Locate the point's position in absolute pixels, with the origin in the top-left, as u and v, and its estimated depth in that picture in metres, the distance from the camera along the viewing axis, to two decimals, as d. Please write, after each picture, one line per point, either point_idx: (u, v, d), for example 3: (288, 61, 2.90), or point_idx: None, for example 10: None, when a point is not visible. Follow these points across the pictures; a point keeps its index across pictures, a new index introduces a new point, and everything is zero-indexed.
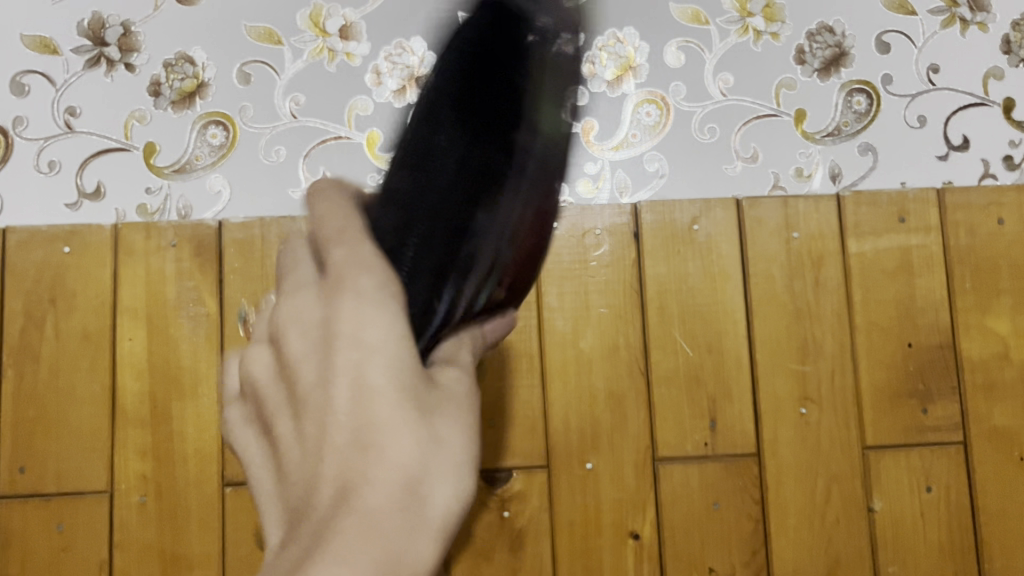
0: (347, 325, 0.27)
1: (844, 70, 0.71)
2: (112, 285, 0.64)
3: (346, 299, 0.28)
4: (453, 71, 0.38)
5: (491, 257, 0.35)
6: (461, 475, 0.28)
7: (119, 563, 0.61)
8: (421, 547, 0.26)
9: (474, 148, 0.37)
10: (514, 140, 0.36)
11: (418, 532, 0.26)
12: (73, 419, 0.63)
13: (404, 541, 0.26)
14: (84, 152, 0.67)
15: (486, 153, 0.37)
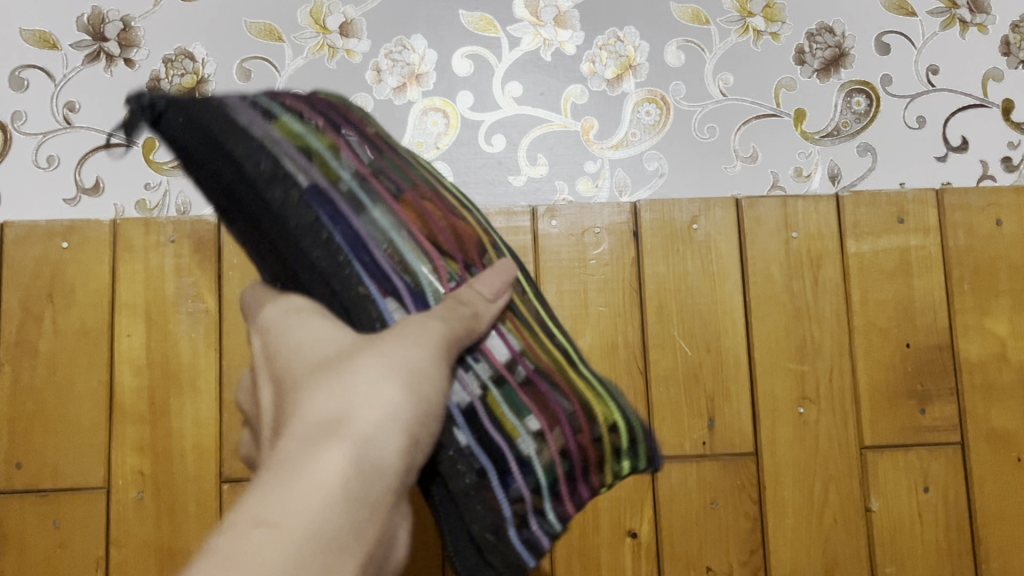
0: (288, 346, 0.34)
1: (844, 70, 0.71)
2: (110, 281, 0.64)
3: (291, 333, 0.34)
4: (224, 175, 0.36)
5: (339, 241, 0.35)
6: (390, 397, 0.30)
7: (116, 560, 0.61)
8: (339, 460, 0.28)
9: (244, 172, 0.36)
10: (252, 151, 0.36)
11: (325, 447, 0.28)
12: (71, 414, 0.63)
13: (309, 461, 0.27)
14: (83, 147, 0.67)
15: (277, 157, 0.36)
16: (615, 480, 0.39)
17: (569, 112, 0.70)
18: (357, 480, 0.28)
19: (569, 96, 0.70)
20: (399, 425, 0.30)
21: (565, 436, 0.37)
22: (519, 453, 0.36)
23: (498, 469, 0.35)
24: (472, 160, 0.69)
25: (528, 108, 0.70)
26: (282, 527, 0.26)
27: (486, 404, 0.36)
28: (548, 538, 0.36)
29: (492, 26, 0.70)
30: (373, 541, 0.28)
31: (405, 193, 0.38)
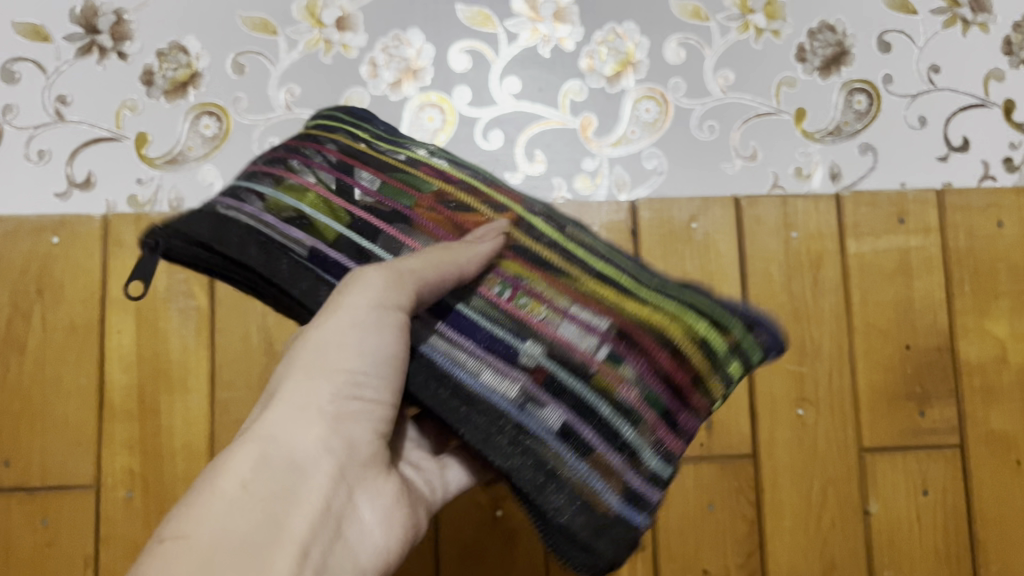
0: None
1: (845, 68, 0.71)
2: (100, 277, 0.63)
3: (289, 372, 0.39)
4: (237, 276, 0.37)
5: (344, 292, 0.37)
6: (299, 397, 0.35)
7: (104, 560, 0.60)
8: (247, 464, 0.33)
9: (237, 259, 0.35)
10: (241, 237, 0.36)
11: (235, 455, 0.33)
12: (59, 412, 0.62)
13: (220, 472, 0.33)
14: (74, 141, 0.66)
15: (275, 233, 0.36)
16: (728, 384, 0.39)
17: (566, 108, 0.69)
18: (266, 476, 0.33)
19: (567, 93, 0.69)
20: (312, 417, 0.34)
21: (640, 388, 0.38)
22: (599, 425, 0.37)
23: (588, 448, 0.37)
24: (469, 156, 0.68)
25: (526, 105, 0.69)
26: (188, 539, 0.31)
27: (549, 387, 0.37)
28: (655, 484, 0.38)
29: (490, 21, 0.69)
30: (298, 523, 0.32)
31: (407, 216, 0.39)
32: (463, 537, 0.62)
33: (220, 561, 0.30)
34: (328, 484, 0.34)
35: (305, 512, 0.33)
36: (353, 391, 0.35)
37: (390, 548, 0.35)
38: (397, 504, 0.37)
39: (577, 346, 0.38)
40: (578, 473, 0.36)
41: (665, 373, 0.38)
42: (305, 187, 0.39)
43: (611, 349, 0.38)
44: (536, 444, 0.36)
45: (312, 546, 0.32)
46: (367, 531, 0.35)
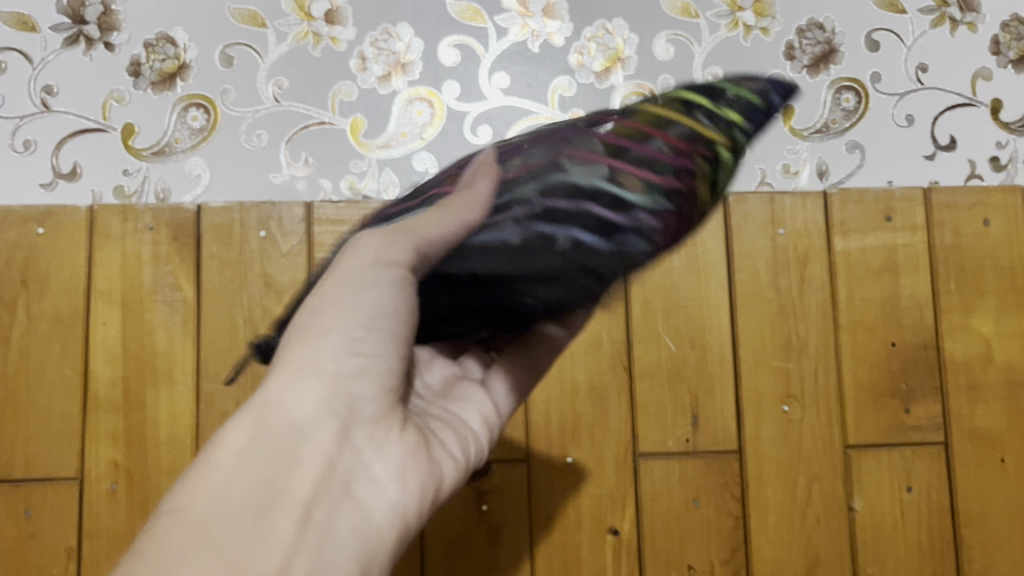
0: None
1: (834, 66, 0.71)
2: (86, 268, 0.63)
3: None
4: None
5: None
6: (302, 358, 0.33)
7: (88, 552, 0.60)
8: (244, 433, 0.32)
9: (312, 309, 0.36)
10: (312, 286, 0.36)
11: (232, 426, 0.32)
12: (44, 402, 0.61)
13: (218, 444, 0.32)
14: (60, 131, 0.66)
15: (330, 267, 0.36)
16: (727, 130, 0.35)
17: (555, 104, 0.69)
18: (263, 443, 0.32)
19: (555, 88, 0.69)
20: (311, 379, 0.33)
21: (645, 166, 0.33)
22: (613, 208, 0.32)
23: (602, 231, 0.32)
24: (457, 151, 0.68)
25: (514, 100, 0.69)
26: (182, 512, 0.30)
27: (544, 193, 0.32)
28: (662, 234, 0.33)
29: (480, 16, 0.70)
30: (299, 485, 0.31)
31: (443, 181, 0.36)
32: (448, 530, 0.62)
33: (216, 531, 0.30)
34: (332, 445, 0.32)
35: (308, 475, 0.32)
36: (353, 346, 0.33)
37: (407, 503, 0.34)
38: (413, 456, 0.35)
39: (562, 151, 0.33)
40: (568, 242, 0.32)
41: (650, 135, 0.34)
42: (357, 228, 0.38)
43: (600, 140, 0.34)
44: (508, 230, 0.32)
45: (315, 508, 0.31)
46: (380, 487, 0.34)
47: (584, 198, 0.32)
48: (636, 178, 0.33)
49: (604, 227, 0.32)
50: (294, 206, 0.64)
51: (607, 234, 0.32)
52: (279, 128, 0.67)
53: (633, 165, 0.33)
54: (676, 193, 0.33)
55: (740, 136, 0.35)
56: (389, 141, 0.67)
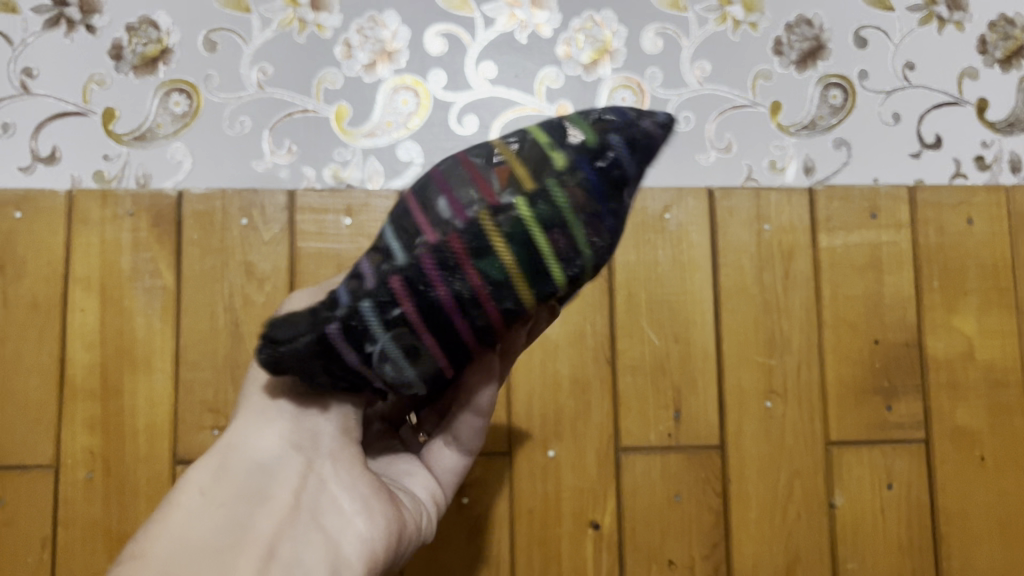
0: None
1: (822, 63, 0.71)
2: (64, 253, 0.62)
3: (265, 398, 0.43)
4: None
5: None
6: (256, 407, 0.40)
7: (62, 541, 0.59)
8: (210, 474, 0.38)
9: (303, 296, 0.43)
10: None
11: (199, 470, 0.38)
12: (20, 388, 0.60)
13: (186, 485, 0.38)
14: (40, 114, 0.65)
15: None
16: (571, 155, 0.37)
17: (542, 95, 0.69)
18: (229, 483, 0.38)
19: (542, 80, 0.69)
20: (271, 423, 0.39)
21: (449, 211, 0.36)
22: (402, 250, 0.36)
23: (388, 268, 0.36)
24: (442, 141, 0.67)
25: (500, 90, 0.68)
26: (159, 538, 0.35)
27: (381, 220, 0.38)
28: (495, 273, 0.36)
29: (467, 5, 0.69)
30: (264, 523, 0.37)
31: None
32: None
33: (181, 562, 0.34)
34: (297, 480, 0.39)
35: (271, 513, 0.37)
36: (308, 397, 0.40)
37: (374, 534, 0.39)
38: (375, 494, 0.41)
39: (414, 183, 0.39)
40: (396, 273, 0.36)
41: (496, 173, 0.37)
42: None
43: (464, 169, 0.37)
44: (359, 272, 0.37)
45: (278, 541, 0.37)
46: (348, 520, 0.39)
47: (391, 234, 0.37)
48: (437, 225, 0.36)
49: (385, 277, 0.36)
50: (277, 194, 0.63)
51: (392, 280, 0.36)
52: (262, 115, 0.66)
53: (442, 203, 0.36)
54: (471, 248, 0.36)
55: (565, 198, 0.36)
56: (374, 129, 0.67)
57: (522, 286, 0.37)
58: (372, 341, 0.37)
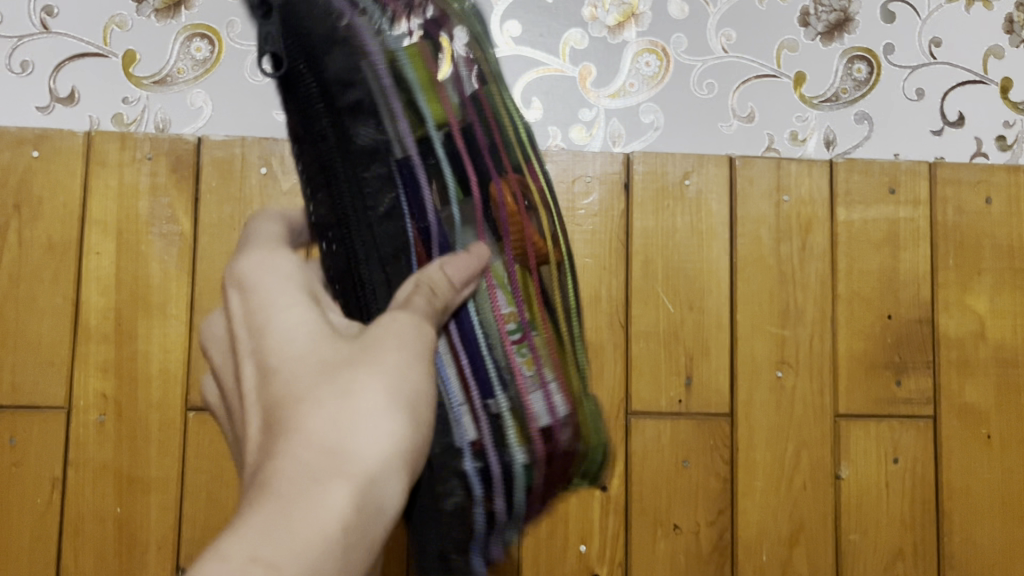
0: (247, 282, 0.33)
1: (848, 36, 0.70)
2: (81, 195, 0.61)
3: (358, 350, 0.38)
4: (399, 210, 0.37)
5: (409, 227, 0.38)
6: (401, 376, 0.30)
7: (73, 482, 0.59)
8: (312, 455, 0.28)
9: (333, 104, 0.37)
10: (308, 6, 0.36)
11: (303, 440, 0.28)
12: (33, 329, 0.60)
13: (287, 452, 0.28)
14: (59, 55, 0.64)
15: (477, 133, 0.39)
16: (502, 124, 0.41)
17: (567, 56, 0.68)
18: (340, 485, 0.27)
19: (567, 41, 0.68)
20: (388, 414, 0.29)
21: (558, 409, 0.40)
22: (524, 423, 0.38)
23: (545, 419, 0.39)
24: None
25: (525, 50, 0.68)
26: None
27: (478, 324, 0.39)
28: (518, 469, 0.37)
29: None
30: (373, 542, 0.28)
31: (418, 83, 0.38)
32: None
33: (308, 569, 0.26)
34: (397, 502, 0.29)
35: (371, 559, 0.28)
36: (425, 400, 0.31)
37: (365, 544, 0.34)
38: None
39: (532, 339, 0.40)
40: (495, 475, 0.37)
41: (564, 398, 0.40)
42: (487, 35, 0.43)
43: (529, 397, 0.39)
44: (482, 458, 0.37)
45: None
46: None
47: (502, 400, 0.38)
48: (489, 427, 0.37)
49: (498, 474, 0.37)
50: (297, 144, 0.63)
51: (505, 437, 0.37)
52: None
53: (557, 392, 0.40)
54: (538, 438, 0.38)
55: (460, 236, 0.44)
56: None
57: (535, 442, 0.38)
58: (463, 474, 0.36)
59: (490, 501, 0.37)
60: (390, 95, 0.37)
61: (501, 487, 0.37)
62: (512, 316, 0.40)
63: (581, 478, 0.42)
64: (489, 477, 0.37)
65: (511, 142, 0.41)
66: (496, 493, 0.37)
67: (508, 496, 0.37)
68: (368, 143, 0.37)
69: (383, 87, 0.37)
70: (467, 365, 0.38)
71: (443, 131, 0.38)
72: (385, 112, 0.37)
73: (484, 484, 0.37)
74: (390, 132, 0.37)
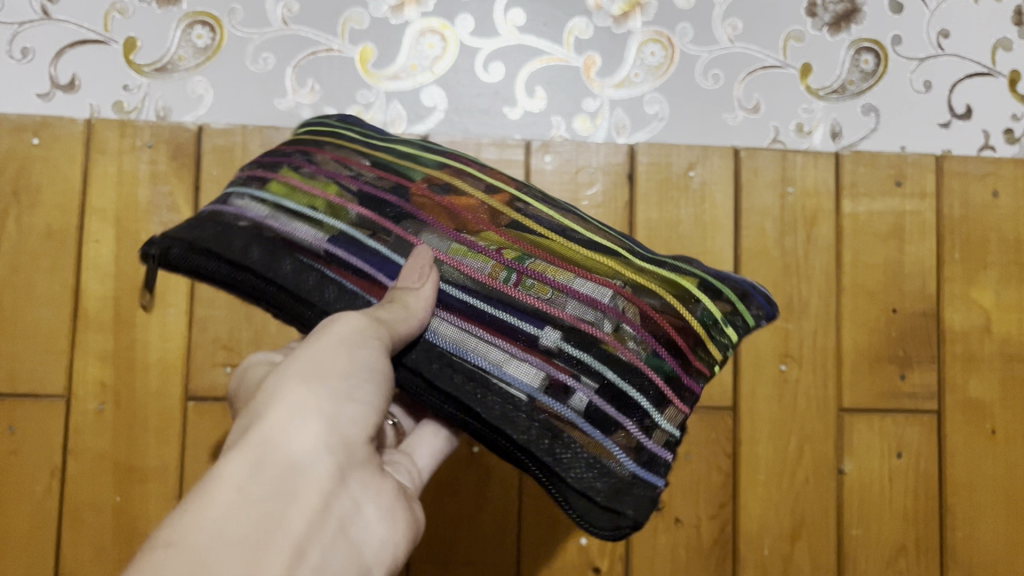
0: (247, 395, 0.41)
1: (856, 26, 0.69)
2: (81, 182, 0.61)
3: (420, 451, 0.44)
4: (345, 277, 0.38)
5: (351, 287, 0.38)
6: (321, 375, 0.34)
7: (72, 471, 0.59)
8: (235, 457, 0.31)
9: (228, 256, 0.38)
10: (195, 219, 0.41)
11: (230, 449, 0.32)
12: (33, 317, 0.60)
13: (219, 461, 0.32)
14: (59, 41, 0.64)
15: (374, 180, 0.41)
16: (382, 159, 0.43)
17: (571, 46, 0.67)
18: (254, 474, 0.31)
19: (572, 30, 0.67)
20: (303, 412, 0.32)
21: (599, 296, 0.39)
22: (592, 343, 0.38)
23: (606, 323, 0.38)
24: (468, 89, 0.66)
25: (529, 39, 0.67)
26: (179, 546, 0.28)
27: (463, 294, 0.38)
28: (609, 380, 0.38)
29: None
30: (293, 523, 0.30)
31: (307, 186, 0.41)
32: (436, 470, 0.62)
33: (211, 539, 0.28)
34: (328, 484, 0.32)
35: (308, 510, 0.31)
36: (351, 391, 0.34)
37: (394, 541, 0.34)
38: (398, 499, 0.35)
39: (535, 256, 0.40)
40: (580, 419, 0.37)
41: (601, 283, 0.39)
42: (343, 121, 0.47)
43: (571, 318, 0.38)
44: (558, 420, 0.37)
45: (311, 546, 0.30)
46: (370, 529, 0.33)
47: (547, 342, 0.38)
48: (557, 381, 0.37)
49: (597, 400, 0.38)
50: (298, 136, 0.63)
51: (583, 375, 0.38)
52: (287, 53, 0.65)
53: (592, 279, 0.39)
54: (604, 343, 0.38)
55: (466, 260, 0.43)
56: (399, 72, 0.66)
57: (610, 348, 0.38)
58: (569, 429, 0.37)
59: (620, 433, 0.38)
60: (279, 213, 0.40)
61: (610, 403, 0.38)
62: (498, 267, 0.39)
63: (711, 320, 0.41)
64: (593, 405, 0.37)
65: (407, 165, 0.43)
66: (609, 409, 0.38)
67: (624, 406, 0.38)
68: (292, 254, 0.38)
69: (273, 212, 0.40)
70: (491, 346, 0.37)
71: (350, 202, 0.40)
72: (287, 226, 0.39)
73: (594, 420, 0.37)
74: (301, 227, 0.39)
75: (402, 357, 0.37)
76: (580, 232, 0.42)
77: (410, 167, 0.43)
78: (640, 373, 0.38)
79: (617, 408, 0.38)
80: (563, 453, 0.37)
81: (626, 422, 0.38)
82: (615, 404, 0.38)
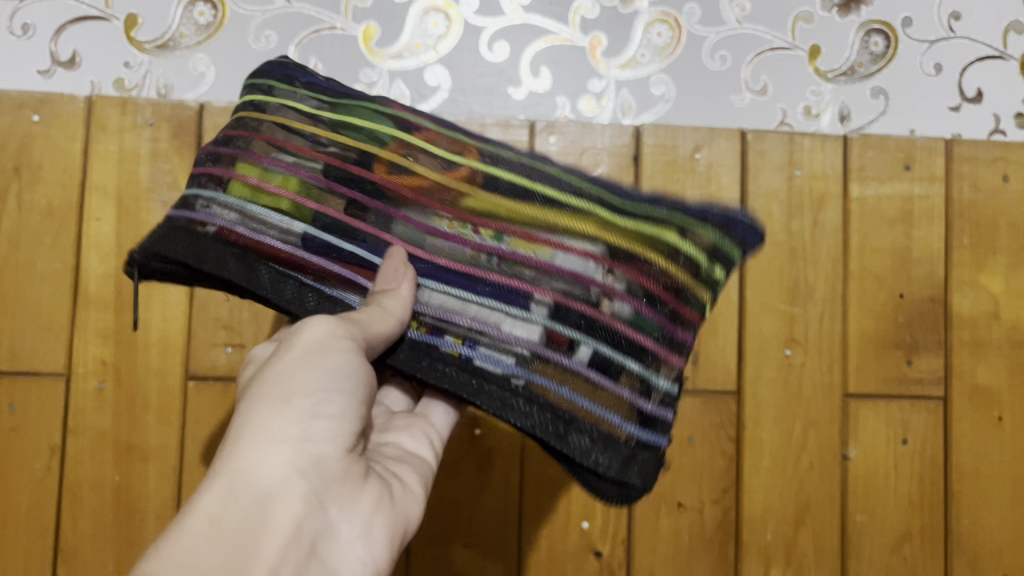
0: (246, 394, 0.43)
1: (865, 8, 0.69)
2: (81, 160, 0.61)
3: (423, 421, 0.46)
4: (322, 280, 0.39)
5: (329, 289, 0.39)
6: (289, 399, 0.35)
7: (71, 449, 0.59)
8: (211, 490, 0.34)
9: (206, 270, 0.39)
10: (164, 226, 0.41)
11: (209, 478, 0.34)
12: (33, 295, 0.60)
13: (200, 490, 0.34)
14: (60, 17, 0.63)
15: (334, 167, 0.41)
16: (336, 134, 0.42)
17: (577, 25, 0.67)
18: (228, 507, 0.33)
19: (578, 9, 0.67)
20: (272, 441, 0.34)
21: (578, 265, 0.40)
22: (577, 313, 0.39)
23: (590, 295, 0.39)
24: (472, 68, 0.66)
25: (535, 18, 0.66)
26: None
27: (446, 287, 0.39)
28: (599, 351, 0.39)
29: None
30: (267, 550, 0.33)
31: (270, 186, 0.41)
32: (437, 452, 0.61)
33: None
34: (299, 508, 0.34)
35: (279, 536, 0.33)
36: (318, 411, 0.35)
37: (376, 556, 0.36)
38: (378, 507, 0.37)
39: (509, 232, 0.40)
40: (574, 393, 0.38)
41: (578, 253, 0.40)
42: (275, 77, 0.45)
43: (552, 295, 0.39)
44: (551, 398, 0.38)
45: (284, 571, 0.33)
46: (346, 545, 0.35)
47: (533, 321, 0.39)
48: (549, 358, 0.38)
49: (592, 368, 0.39)
50: None
51: (574, 347, 0.39)
52: (290, 31, 0.64)
53: (572, 251, 0.40)
54: (586, 317, 0.39)
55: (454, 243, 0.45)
56: (402, 51, 0.65)
57: (594, 320, 0.39)
58: (566, 401, 0.38)
59: (611, 397, 0.39)
60: (246, 221, 0.40)
61: (604, 372, 0.39)
62: (477, 251, 0.40)
63: (696, 263, 0.40)
64: (588, 375, 0.39)
65: (364, 139, 0.42)
66: (603, 373, 0.39)
67: (619, 372, 0.39)
68: (269, 264, 0.39)
69: (238, 221, 0.40)
70: (480, 333, 0.38)
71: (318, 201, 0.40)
72: (256, 235, 0.39)
73: (589, 389, 0.39)
74: (271, 235, 0.40)
75: (389, 358, 0.39)
76: (548, 171, 0.42)
77: (364, 143, 0.42)
78: (628, 339, 0.39)
79: (613, 375, 0.39)
80: (564, 431, 0.38)
81: (625, 386, 0.39)
82: (610, 372, 0.39)
